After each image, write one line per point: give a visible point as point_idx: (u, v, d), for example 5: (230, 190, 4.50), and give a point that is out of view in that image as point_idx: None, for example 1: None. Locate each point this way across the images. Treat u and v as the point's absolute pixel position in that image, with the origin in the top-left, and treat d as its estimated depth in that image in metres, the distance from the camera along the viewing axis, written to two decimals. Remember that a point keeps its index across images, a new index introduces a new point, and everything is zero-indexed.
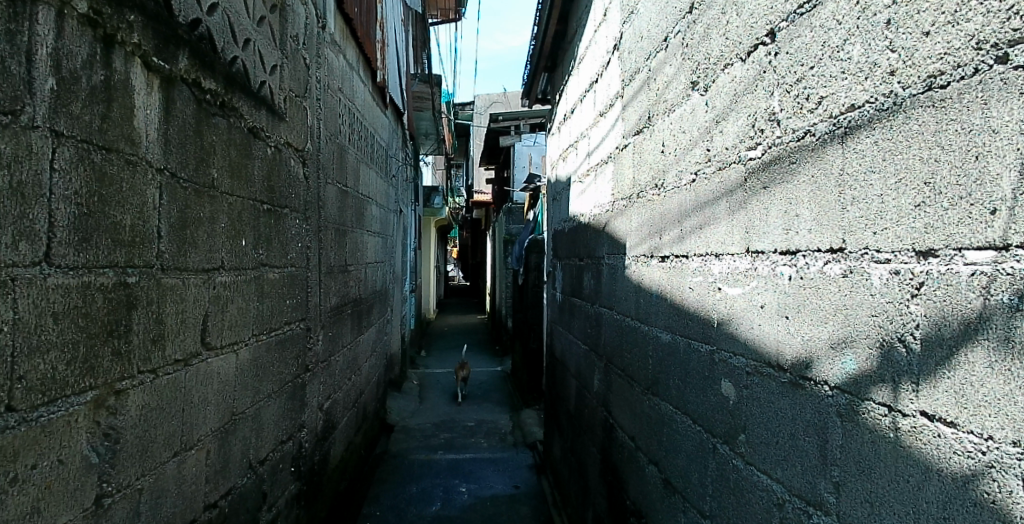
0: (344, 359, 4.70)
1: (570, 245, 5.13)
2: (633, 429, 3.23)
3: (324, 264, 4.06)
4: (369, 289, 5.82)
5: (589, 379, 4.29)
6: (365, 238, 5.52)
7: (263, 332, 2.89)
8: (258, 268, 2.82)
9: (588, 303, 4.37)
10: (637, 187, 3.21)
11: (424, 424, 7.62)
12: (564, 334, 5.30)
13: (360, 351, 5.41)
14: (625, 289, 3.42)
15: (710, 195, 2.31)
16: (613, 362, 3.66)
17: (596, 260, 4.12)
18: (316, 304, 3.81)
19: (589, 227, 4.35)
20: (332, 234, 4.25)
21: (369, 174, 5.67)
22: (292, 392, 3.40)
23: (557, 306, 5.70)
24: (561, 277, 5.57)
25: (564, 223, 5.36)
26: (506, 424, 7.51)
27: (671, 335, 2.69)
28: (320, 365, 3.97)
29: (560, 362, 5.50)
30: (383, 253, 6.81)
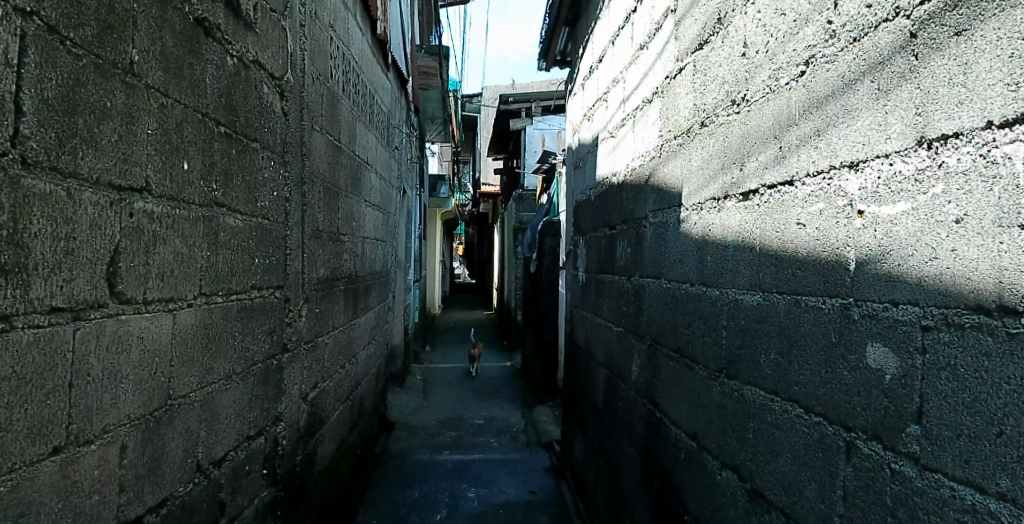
0: (335, 343, 4.02)
1: (596, 215, 4.44)
2: (693, 422, 2.53)
3: (309, 226, 3.36)
4: (366, 268, 5.11)
5: (621, 367, 3.62)
6: (362, 208, 4.81)
7: (218, 292, 2.20)
8: (210, 207, 2.12)
9: (620, 276, 3.69)
10: (699, 114, 2.50)
11: (428, 421, 6.94)
12: (587, 318, 4.60)
13: (355, 337, 4.71)
14: (676, 249, 2.75)
15: (839, 84, 1.63)
16: (657, 342, 2.99)
17: (632, 223, 3.44)
18: (298, 271, 3.12)
19: (622, 186, 3.66)
20: (320, 192, 3.56)
21: (367, 136, 4.96)
22: (264, 376, 2.72)
23: (578, 288, 5.00)
24: (583, 253, 4.87)
25: (590, 191, 4.63)
26: (518, 422, 6.82)
27: (757, 295, 2.01)
28: (304, 348, 3.29)
29: (582, 353, 4.80)
30: (384, 232, 6.11)
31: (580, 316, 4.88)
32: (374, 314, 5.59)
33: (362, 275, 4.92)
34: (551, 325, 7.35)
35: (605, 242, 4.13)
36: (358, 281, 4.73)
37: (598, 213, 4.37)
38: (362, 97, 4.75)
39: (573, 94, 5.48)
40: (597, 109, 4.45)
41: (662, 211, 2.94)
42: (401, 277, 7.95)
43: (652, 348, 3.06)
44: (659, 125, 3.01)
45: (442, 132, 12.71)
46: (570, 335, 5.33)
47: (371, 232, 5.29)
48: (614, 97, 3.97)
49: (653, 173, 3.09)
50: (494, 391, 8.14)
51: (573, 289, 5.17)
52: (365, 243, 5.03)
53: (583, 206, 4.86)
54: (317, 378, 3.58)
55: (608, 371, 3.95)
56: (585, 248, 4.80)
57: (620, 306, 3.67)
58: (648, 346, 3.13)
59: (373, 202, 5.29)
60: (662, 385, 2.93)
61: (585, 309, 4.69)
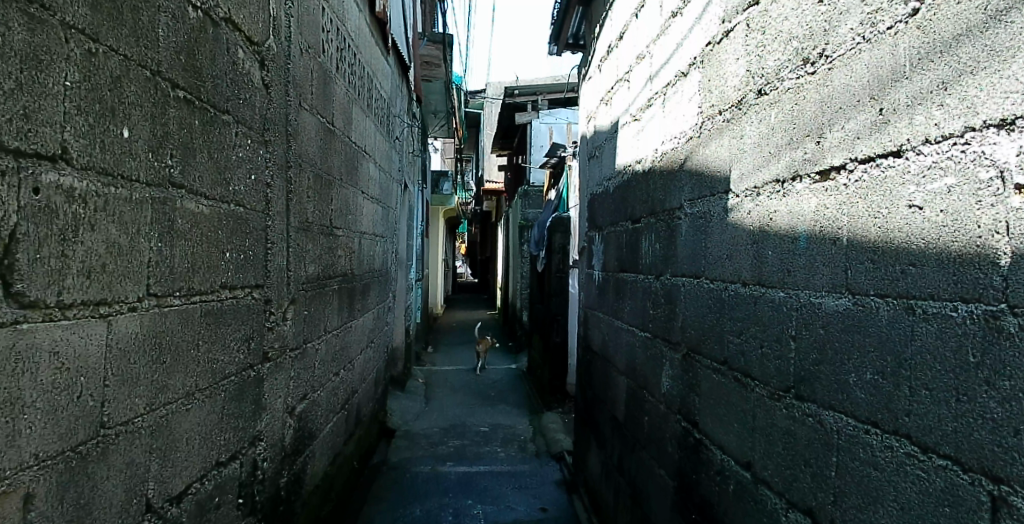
0: (328, 348, 3.61)
1: (615, 208, 4.01)
2: (745, 447, 2.12)
3: (298, 217, 2.96)
4: (363, 266, 4.70)
5: (647, 377, 3.20)
6: (359, 201, 4.39)
7: (176, 294, 1.79)
8: (166, 189, 1.72)
9: (645, 275, 3.27)
10: (756, 82, 2.09)
11: (430, 428, 6.53)
12: (604, 322, 4.18)
13: (350, 341, 4.30)
14: (722, 243, 2.33)
15: (981, 19, 1.24)
16: (693, 351, 2.58)
17: (663, 215, 3.02)
18: (283, 269, 2.70)
19: (650, 174, 3.24)
20: (310, 180, 3.15)
21: (365, 122, 4.54)
22: (238, 391, 2.31)
23: (594, 288, 4.57)
24: (600, 250, 4.44)
25: (608, 182, 4.22)
26: (525, 429, 6.40)
27: (850, 297, 1.60)
28: (290, 356, 2.88)
29: (598, 359, 4.38)
30: (384, 228, 5.69)
31: (596, 319, 4.46)
32: (372, 316, 5.17)
33: (359, 274, 4.50)
34: (560, 327, 6.93)
35: (626, 238, 3.72)
36: (354, 280, 4.31)
37: (618, 204, 3.95)
38: (360, 79, 4.33)
39: (586, 78, 5.04)
40: (617, 91, 4.03)
41: (703, 199, 2.52)
42: (402, 276, 7.53)
43: (687, 358, 2.65)
44: (698, 101, 2.60)
45: (445, 126, 12.29)
46: (583, 340, 4.90)
47: (370, 227, 4.87)
48: (638, 75, 3.56)
49: (691, 155, 2.67)
50: (500, 395, 7.72)
51: (589, 289, 4.74)
52: (363, 239, 4.62)
53: (600, 198, 4.43)
54: (304, 389, 3.16)
55: (630, 381, 3.53)
56: (602, 244, 4.37)
57: (646, 309, 3.25)
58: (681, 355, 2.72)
59: (371, 195, 4.87)
60: (701, 401, 2.52)
61: (602, 311, 4.27)
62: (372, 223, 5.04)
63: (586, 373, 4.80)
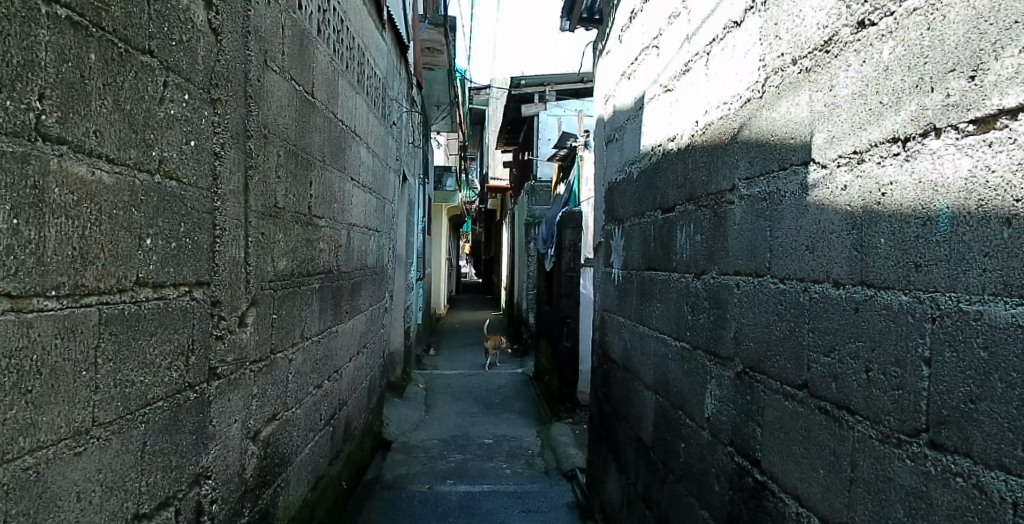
0: (306, 359, 3.06)
1: (638, 196, 3.45)
2: (843, 503, 1.59)
3: (267, 200, 2.42)
4: (353, 262, 4.17)
5: (685, 396, 2.65)
6: (347, 190, 3.84)
7: (50, 293, 1.25)
8: (28, 142, 1.18)
9: (681, 274, 2.72)
10: (863, 13, 1.55)
11: (430, 440, 5.98)
12: (625, 328, 3.62)
13: (337, 347, 3.77)
14: (804, 231, 1.78)
15: None
16: (756, 370, 2.02)
17: (706, 201, 2.47)
18: (239, 263, 2.15)
19: (687, 152, 2.68)
20: (283, 158, 2.62)
21: (355, 100, 4.00)
22: (171, 422, 1.77)
23: (612, 290, 4.01)
24: (618, 245, 3.88)
25: (629, 167, 3.66)
26: (532, 442, 5.84)
27: None
28: (252, 371, 2.34)
29: (618, 371, 3.82)
30: (379, 223, 5.14)
31: (614, 324, 3.90)
32: (364, 320, 4.62)
33: (348, 273, 3.97)
34: (570, 331, 6.37)
35: (653, 229, 3.17)
36: (341, 280, 3.76)
37: (642, 191, 3.39)
38: (348, 50, 3.79)
39: (602, 53, 4.47)
40: (642, 61, 3.47)
41: (771, 175, 1.97)
42: (401, 276, 6.98)
43: (746, 377, 2.10)
44: (763, 54, 2.05)
45: (448, 120, 11.73)
46: (599, 347, 4.34)
47: (360, 220, 4.31)
48: (672, 38, 3.00)
49: (750, 122, 2.12)
50: (505, 403, 7.17)
51: (605, 290, 4.18)
52: (352, 233, 4.07)
53: (618, 187, 3.88)
54: (272, 409, 2.62)
55: (660, 399, 2.98)
56: (621, 240, 3.81)
57: (683, 313, 2.69)
58: (737, 373, 2.16)
59: (363, 184, 4.32)
60: (767, 433, 1.97)
61: (622, 315, 3.71)
62: (364, 214, 4.49)
63: (603, 384, 4.25)
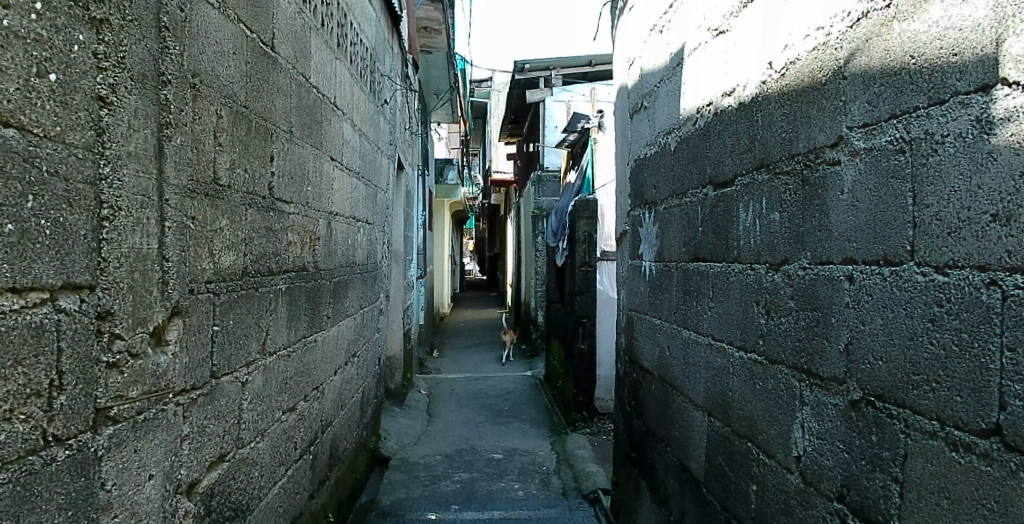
0: (272, 378, 2.43)
1: (677, 171, 2.81)
2: None
3: (197, 173, 1.79)
4: (339, 258, 3.54)
5: (762, 424, 2.00)
6: (326, 171, 3.19)
7: None
8: None
9: (750, 266, 2.08)
10: None
11: (432, 455, 5.33)
12: (662, 332, 2.98)
13: (319, 359, 3.13)
14: (990, 191, 1.16)
15: None
16: (909, 403, 1.37)
17: (791, 165, 1.83)
18: (149, 256, 1.52)
19: (755, 105, 2.05)
20: (224, 119, 1.99)
21: (335, 66, 3.35)
22: (15, 502, 1.15)
23: (642, 286, 3.37)
24: (650, 234, 3.24)
25: (662, 138, 3.01)
26: (546, 457, 5.19)
27: None
28: (177, 404, 1.70)
29: (652, 382, 3.17)
30: (371, 215, 4.50)
31: (646, 327, 3.26)
32: (354, 324, 3.97)
33: (332, 273, 3.34)
34: (586, 332, 5.63)
35: (700, 210, 2.54)
36: (323, 280, 3.13)
37: (682, 164, 2.75)
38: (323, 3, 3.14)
39: (623, 12, 3.82)
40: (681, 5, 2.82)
41: (915, 115, 1.34)
42: (399, 276, 6.34)
43: (883, 411, 1.46)
44: None
45: (449, 109, 11.08)
46: (625, 354, 3.68)
47: (347, 211, 3.67)
48: None
49: (873, 45, 1.49)
50: (514, 411, 6.51)
51: (633, 287, 3.53)
52: (337, 226, 3.44)
53: (648, 163, 3.23)
54: (214, 449, 1.96)
55: (720, 424, 2.33)
56: (654, 227, 3.17)
57: (755, 315, 2.05)
58: (865, 403, 1.52)
59: (348, 169, 3.67)
60: (928, 496, 1.32)
61: (657, 317, 3.07)
62: (352, 203, 3.84)
63: (631, 396, 3.59)
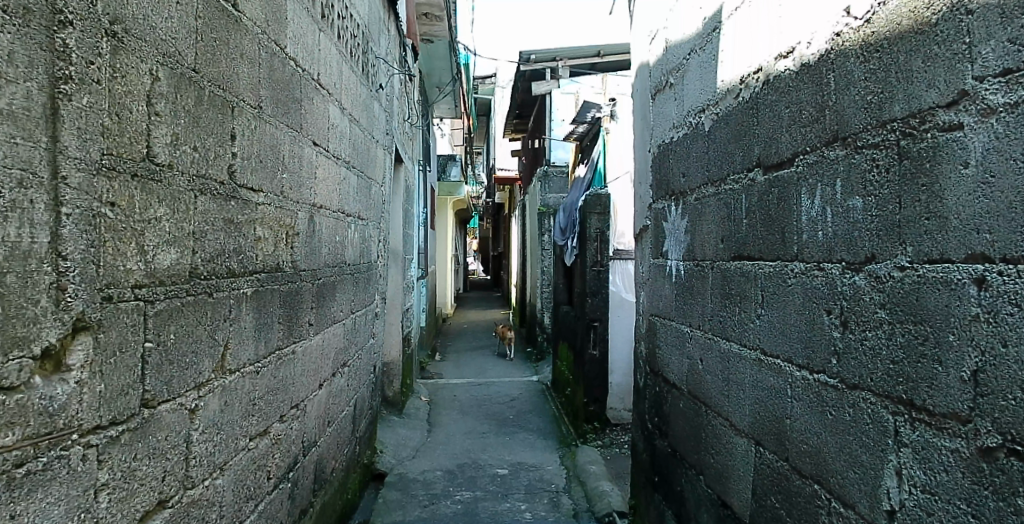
0: (235, 400, 2.01)
1: (712, 153, 2.41)
2: None
3: (120, 146, 1.39)
4: (328, 258, 3.14)
5: (840, 463, 1.59)
6: (310, 158, 2.80)
7: None
8: None
9: (821, 264, 1.68)
10: None
11: (432, 471, 4.90)
12: (695, 342, 2.55)
13: (301, 372, 2.72)
14: None
15: None
16: None
17: (880, 136, 1.46)
18: (31, 254, 1.12)
19: (826, 65, 1.66)
20: (165, 81, 1.59)
21: (320, 39, 2.95)
22: None
23: (667, 288, 2.95)
24: (677, 228, 2.81)
25: (693, 116, 2.61)
26: (555, 473, 4.76)
27: None
28: (86, 446, 1.29)
29: (681, 398, 2.74)
30: (365, 211, 4.07)
31: (673, 335, 2.83)
32: (344, 331, 3.56)
33: (319, 273, 2.94)
34: (597, 337, 5.19)
35: (746, 198, 2.12)
36: (306, 281, 2.71)
37: (720, 144, 2.34)
38: None
39: None
40: None
41: None
42: (397, 276, 5.83)
43: None
44: None
45: (452, 104, 10.70)
46: (647, 364, 3.26)
47: (337, 205, 3.26)
48: None
49: None
50: (520, 419, 6.08)
51: (656, 289, 3.11)
52: (324, 222, 3.03)
53: (675, 148, 2.83)
54: (149, 497, 1.55)
55: (778, 458, 1.91)
56: (683, 220, 2.74)
57: (829, 325, 1.65)
58: (1007, 451, 1.14)
59: (339, 158, 3.27)
60: None
61: (687, 324, 2.65)
62: (344, 196, 3.46)
63: (653, 413, 3.17)
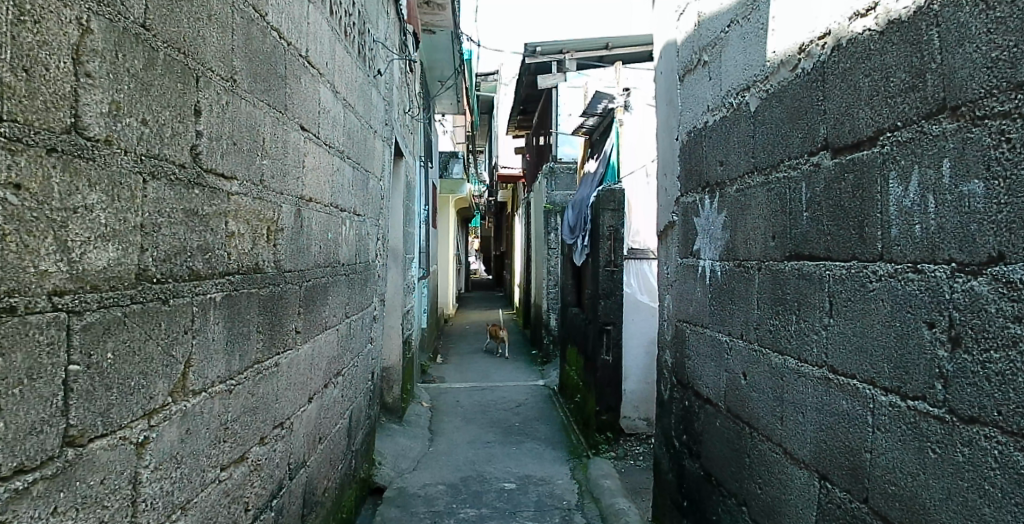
0: (201, 425, 1.67)
1: (762, 137, 2.08)
2: None
3: (19, 107, 1.05)
4: (321, 257, 2.80)
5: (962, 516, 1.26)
6: (302, 145, 2.47)
7: None
8: None
9: (918, 264, 1.38)
10: None
11: (434, 485, 4.55)
12: (738, 354, 2.21)
13: (285, 386, 2.37)
14: None
15: None
16: None
17: (1015, 100, 1.16)
18: None
19: (935, 17, 1.34)
20: (99, 33, 1.26)
21: (311, 11, 2.62)
22: None
23: (700, 290, 2.62)
24: (713, 225, 2.49)
25: (734, 95, 2.29)
26: (566, 488, 4.40)
27: None
28: None
29: (719, 416, 2.40)
30: (363, 207, 3.74)
31: (708, 344, 2.50)
32: (338, 337, 3.21)
33: (309, 274, 2.60)
34: (610, 341, 4.83)
35: (810, 186, 1.79)
36: (292, 284, 2.38)
37: (773, 125, 2.01)
38: None
39: None
40: None
41: None
42: (396, 276, 5.44)
43: None
44: None
45: (455, 99, 10.37)
46: (674, 375, 2.92)
47: (331, 198, 2.92)
48: None
49: None
50: (527, 427, 5.73)
51: (686, 292, 2.77)
52: (316, 216, 2.69)
53: (711, 133, 2.50)
54: None
55: (854, 498, 1.58)
56: (722, 215, 2.41)
57: (935, 342, 1.33)
58: None
59: (333, 147, 2.94)
60: None
61: (727, 333, 2.31)
62: (341, 190, 3.13)
63: (682, 430, 2.82)
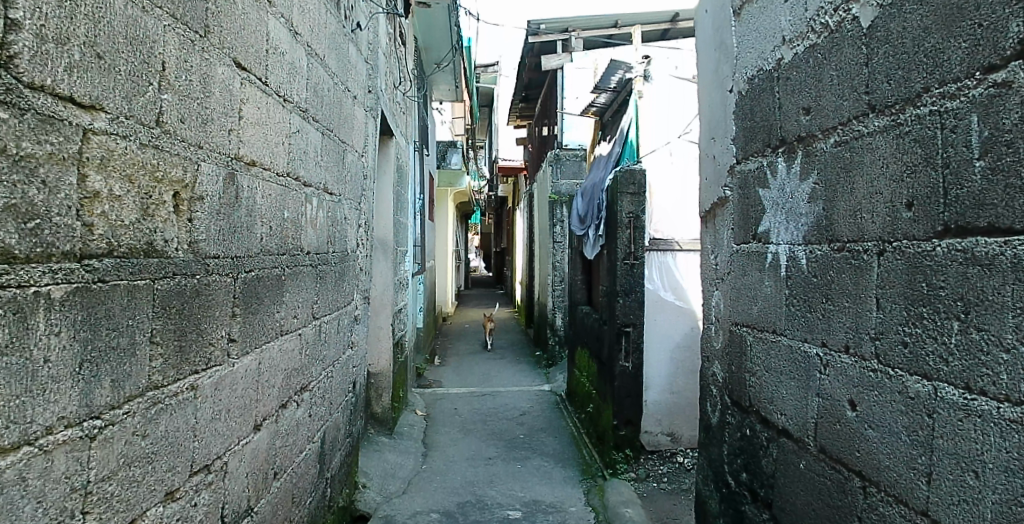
0: (18, 501, 1.02)
1: (904, 60, 1.41)
2: None
3: None
4: (278, 241, 2.13)
5: None
6: (239, 90, 1.81)
7: None
8: None
9: None
10: None
11: (426, 513, 3.81)
12: (841, 372, 1.62)
13: (214, 412, 1.67)
14: None
15: None
16: None
17: None
18: None
19: None
20: None
21: None
22: None
23: (772, 284, 1.97)
24: (799, 195, 1.81)
25: (833, 13, 1.65)
26: (580, 517, 3.71)
27: None
28: None
29: (817, 456, 1.73)
30: (341, 187, 3.06)
31: (787, 357, 1.87)
32: (306, 342, 2.49)
33: (262, 263, 1.98)
34: (630, 346, 4.08)
35: (990, 121, 1.19)
36: (230, 276, 1.74)
37: (928, 37, 1.34)
38: None
39: None
40: None
41: None
42: (385, 270, 4.76)
43: None
44: None
45: (452, 84, 9.72)
46: (731, 393, 2.24)
47: (288, 165, 2.22)
48: None
49: None
50: (533, 440, 5.03)
51: (747, 286, 2.12)
52: (269, 188, 2.05)
53: (796, 71, 1.83)
54: None
55: None
56: (810, 181, 1.76)
57: None
58: None
59: (293, 102, 2.26)
60: None
61: (819, 342, 1.71)
62: (310, 159, 2.47)
63: (747, 466, 2.13)
